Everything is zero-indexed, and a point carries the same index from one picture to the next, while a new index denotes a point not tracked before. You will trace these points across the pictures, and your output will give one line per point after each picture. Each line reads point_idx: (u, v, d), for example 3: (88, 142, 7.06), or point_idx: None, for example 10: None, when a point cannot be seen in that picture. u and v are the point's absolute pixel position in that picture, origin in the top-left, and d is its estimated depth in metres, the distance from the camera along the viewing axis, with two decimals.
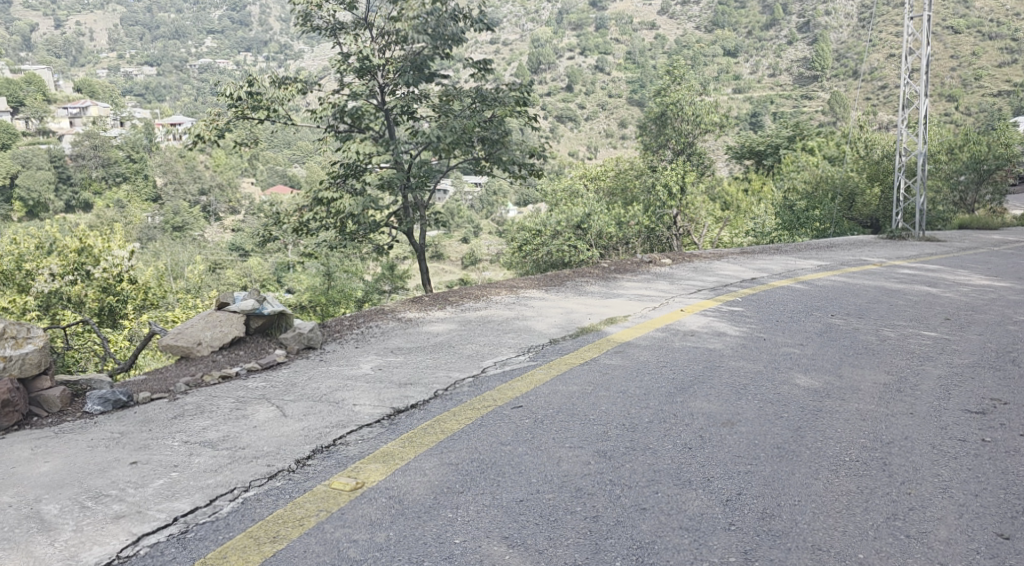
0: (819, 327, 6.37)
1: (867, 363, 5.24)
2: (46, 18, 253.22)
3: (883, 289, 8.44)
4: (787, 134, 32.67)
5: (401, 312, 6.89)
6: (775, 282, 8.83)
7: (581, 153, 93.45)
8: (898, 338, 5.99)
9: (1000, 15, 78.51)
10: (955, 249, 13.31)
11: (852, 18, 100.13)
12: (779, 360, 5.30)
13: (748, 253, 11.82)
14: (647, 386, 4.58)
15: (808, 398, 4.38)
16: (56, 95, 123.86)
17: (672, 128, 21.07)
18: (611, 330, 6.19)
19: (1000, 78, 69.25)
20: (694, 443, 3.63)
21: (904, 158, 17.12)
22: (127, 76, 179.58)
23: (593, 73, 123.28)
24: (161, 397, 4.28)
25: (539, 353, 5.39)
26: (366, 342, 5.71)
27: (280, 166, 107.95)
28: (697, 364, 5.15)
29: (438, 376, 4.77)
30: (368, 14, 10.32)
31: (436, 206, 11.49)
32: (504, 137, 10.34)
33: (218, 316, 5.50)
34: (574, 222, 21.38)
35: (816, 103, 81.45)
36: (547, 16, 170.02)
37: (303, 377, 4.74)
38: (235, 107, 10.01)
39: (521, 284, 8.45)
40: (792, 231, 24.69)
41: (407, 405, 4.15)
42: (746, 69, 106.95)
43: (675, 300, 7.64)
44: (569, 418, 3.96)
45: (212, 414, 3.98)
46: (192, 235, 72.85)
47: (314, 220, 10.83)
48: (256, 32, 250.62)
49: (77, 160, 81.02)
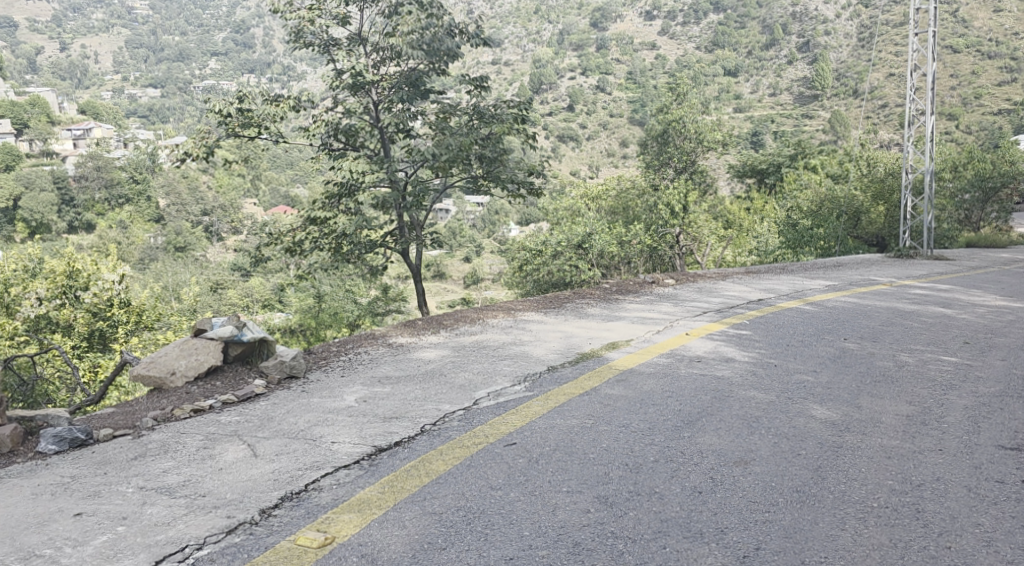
0: (832, 353, 6.04)
1: (886, 393, 4.87)
2: (54, 42, 254.67)
3: (895, 311, 8.07)
4: (789, 153, 32.45)
5: (393, 337, 6.56)
6: (785, 304, 8.46)
7: (583, 172, 93.41)
8: (917, 365, 5.65)
9: (1000, 34, 78.55)
10: (966, 268, 12.94)
11: (852, 38, 101.08)
12: (794, 389, 4.94)
13: (755, 273, 11.50)
14: (652, 420, 4.22)
15: (828, 432, 4.03)
16: (60, 116, 124.21)
17: (674, 146, 21.49)
18: (614, 356, 5.86)
19: (1000, 96, 69.43)
20: (705, 486, 3.28)
21: (910, 175, 16.80)
22: (131, 98, 180.20)
23: (594, 93, 123.90)
24: (126, 433, 3.96)
25: (535, 384, 5.03)
26: (353, 370, 5.39)
27: (282, 185, 108.03)
28: (706, 394, 4.80)
29: (427, 409, 4.41)
30: (363, 30, 10.09)
31: (434, 227, 11.15)
32: (502, 155, 10.18)
33: (194, 344, 5.18)
34: (576, 242, 20.32)
35: (816, 123, 81.53)
36: (548, 36, 171.09)
37: (281, 410, 4.38)
38: (225, 124, 9.70)
39: (519, 307, 8.11)
40: (796, 250, 24.26)
41: (390, 443, 3.81)
42: (747, 89, 107.20)
43: (681, 322, 7.32)
44: (567, 458, 3.61)
45: (176, 454, 3.65)
46: (194, 256, 72.77)
47: (307, 241, 10.49)
48: (259, 53, 252.38)
49: (80, 181, 80.84)
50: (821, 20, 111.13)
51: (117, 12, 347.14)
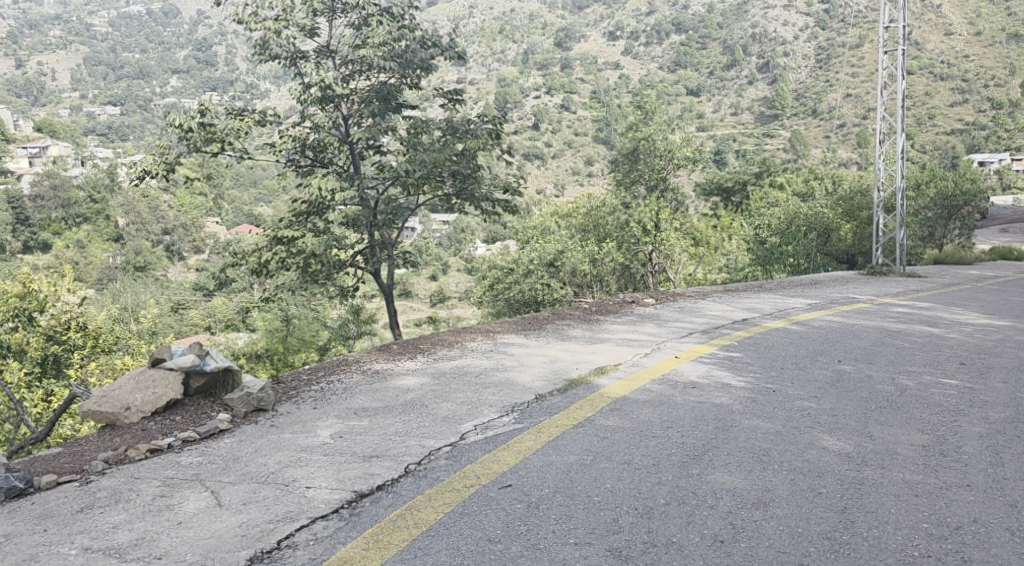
0: (829, 375, 5.82)
1: (894, 420, 4.68)
2: (6, 57, 248.11)
3: (884, 330, 7.91)
4: (754, 171, 32.57)
5: (367, 364, 6.15)
6: (770, 323, 8.27)
7: (549, 190, 93.40)
8: (919, 388, 5.44)
9: (951, 56, 80.60)
10: (941, 285, 12.96)
11: (809, 59, 103.62)
12: (798, 416, 4.72)
13: (733, 291, 11.33)
14: (656, 454, 3.94)
15: (845, 468, 3.86)
16: (14, 134, 120.87)
17: (644, 163, 21.24)
18: (603, 382, 5.52)
19: (953, 117, 72.32)
20: (730, 537, 3.04)
21: (881, 193, 16.87)
22: (89, 115, 176.32)
23: (559, 111, 124.63)
24: (72, 480, 3.51)
25: (525, 414, 4.69)
26: (326, 401, 4.95)
27: (246, 205, 106.20)
28: (707, 424, 4.51)
29: (408, 446, 4.03)
30: (332, 42, 9.68)
31: (405, 246, 10.79)
32: (476, 172, 9.91)
33: (151, 376, 4.70)
34: (547, 259, 21.27)
35: (777, 142, 82.97)
36: (513, 56, 172.16)
37: (247, 449, 3.95)
38: (186, 139, 9.24)
39: (497, 329, 7.74)
40: (766, 267, 24.57)
41: (371, 487, 3.42)
42: (709, 108, 108.95)
43: (667, 345, 7.03)
44: (569, 501, 3.31)
45: (129, 504, 3.21)
46: (154, 275, 71.07)
47: (273, 261, 10.04)
48: (222, 71, 249.57)
49: (35, 201, 78.45)
50: (780, 42, 113.61)
51: (75, 28, 339.83)
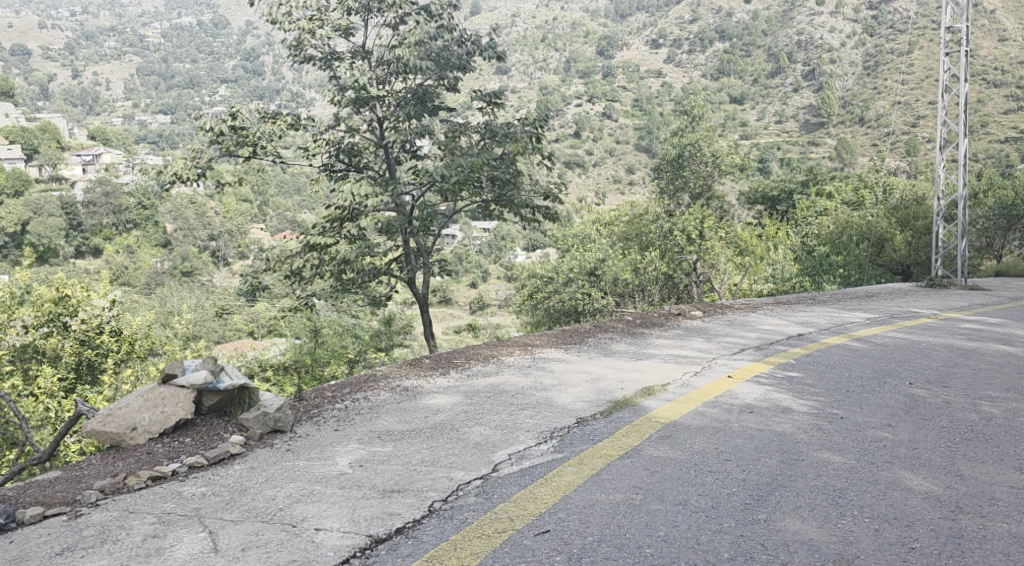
0: (903, 401, 5.18)
1: (987, 456, 4.08)
2: (67, 69, 256.57)
3: (956, 348, 7.22)
4: (801, 179, 31.53)
5: (396, 380, 5.74)
6: (830, 339, 7.63)
7: (590, 199, 92.46)
8: (1007, 417, 4.80)
9: (1005, 63, 78.21)
10: (1006, 299, 12.07)
11: (857, 66, 101.05)
12: (872, 449, 4.16)
13: (785, 304, 10.70)
14: (716, 496, 3.42)
15: (938, 515, 3.31)
16: (70, 142, 124.37)
17: (689, 170, 20.45)
18: (651, 404, 5.02)
19: (1007, 124, 67.59)
20: None
21: (940, 202, 15.91)
22: (142, 124, 180.17)
23: (600, 119, 123.81)
24: (60, 514, 3.16)
25: (564, 441, 4.21)
26: (350, 422, 4.56)
27: (290, 212, 107.44)
28: (771, 457, 3.98)
29: (435, 478, 3.60)
30: (366, 43, 9.39)
31: (442, 252, 10.43)
32: (516, 178, 9.43)
33: (161, 393, 4.35)
34: (588, 268, 21.12)
35: (822, 151, 80.96)
36: (555, 65, 171.88)
37: (257, 479, 3.57)
38: (218, 143, 9.03)
39: (536, 342, 7.28)
40: (815, 278, 22.95)
41: (389, 531, 3.01)
42: (752, 116, 106.82)
43: (718, 362, 6.47)
44: (620, 556, 2.85)
45: (113, 544, 2.86)
46: (200, 280, 72.13)
47: (306, 268, 9.77)
48: (269, 81, 253.85)
49: (88, 207, 80.31)
50: (827, 48, 111.35)
51: (130, 39, 349.04)
